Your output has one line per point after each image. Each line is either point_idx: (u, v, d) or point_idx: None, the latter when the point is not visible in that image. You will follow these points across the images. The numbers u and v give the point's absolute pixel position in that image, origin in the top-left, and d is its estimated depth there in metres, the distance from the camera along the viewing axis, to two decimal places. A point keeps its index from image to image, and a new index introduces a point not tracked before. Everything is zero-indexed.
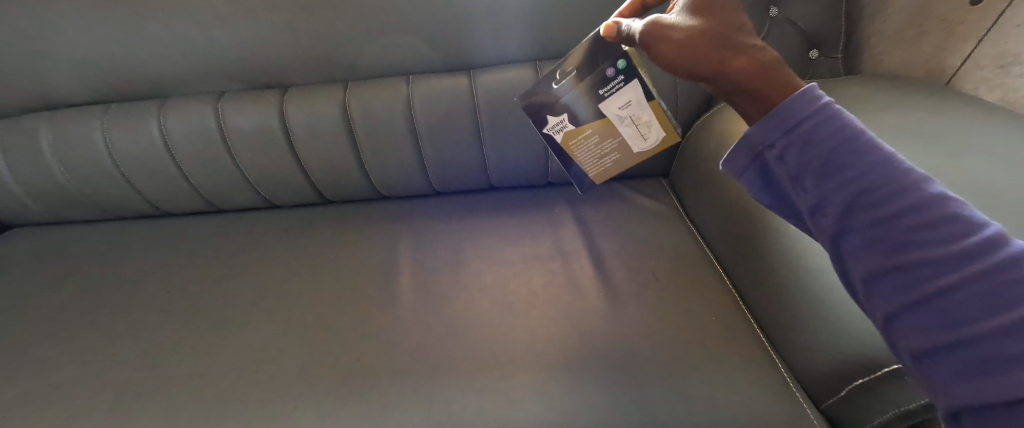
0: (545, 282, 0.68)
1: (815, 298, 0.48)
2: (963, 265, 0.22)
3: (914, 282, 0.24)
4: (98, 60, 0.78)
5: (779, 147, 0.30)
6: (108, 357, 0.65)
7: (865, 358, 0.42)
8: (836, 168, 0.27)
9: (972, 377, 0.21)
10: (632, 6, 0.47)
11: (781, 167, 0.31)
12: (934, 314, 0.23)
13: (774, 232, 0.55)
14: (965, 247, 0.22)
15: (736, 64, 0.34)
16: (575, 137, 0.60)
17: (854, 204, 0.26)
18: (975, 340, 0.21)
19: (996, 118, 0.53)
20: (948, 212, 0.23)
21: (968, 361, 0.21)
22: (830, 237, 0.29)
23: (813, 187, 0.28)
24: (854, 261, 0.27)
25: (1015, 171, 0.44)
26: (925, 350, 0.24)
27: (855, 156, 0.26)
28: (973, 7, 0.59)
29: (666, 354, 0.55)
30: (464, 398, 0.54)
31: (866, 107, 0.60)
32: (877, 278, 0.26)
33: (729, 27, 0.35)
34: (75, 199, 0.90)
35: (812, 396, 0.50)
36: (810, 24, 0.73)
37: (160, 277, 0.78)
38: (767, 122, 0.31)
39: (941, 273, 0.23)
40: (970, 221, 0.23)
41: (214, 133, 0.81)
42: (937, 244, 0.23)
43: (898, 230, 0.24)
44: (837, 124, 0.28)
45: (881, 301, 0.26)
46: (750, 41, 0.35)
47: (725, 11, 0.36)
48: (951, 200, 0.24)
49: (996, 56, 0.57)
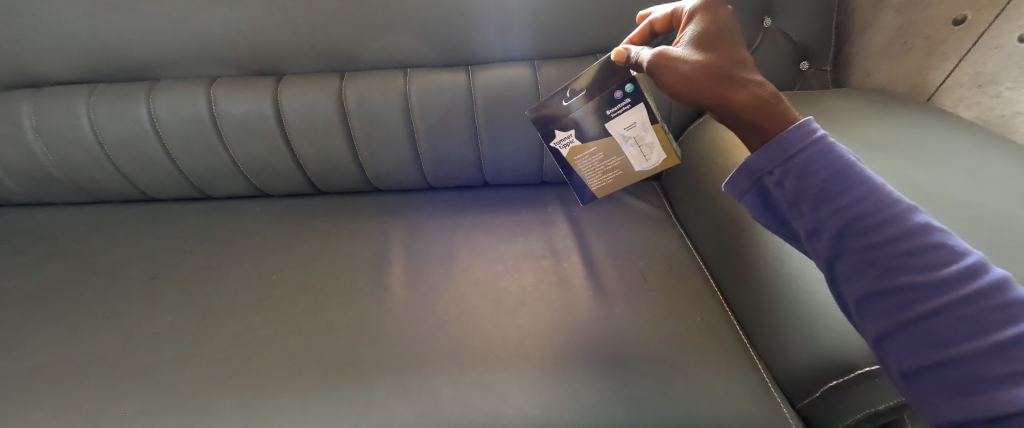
0: (536, 279, 0.68)
1: (796, 302, 0.50)
2: (947, 290, 0.24)
3: (902, 304, 0.26)
4: (85, 37, 0.76)
5: (778, 174, 0.32)
6: (89, 342, 0.63)
7: (841, 361, 0.43)
8: (831, 196, 0.29)
9: (958, 394, 0.22)
10: (642, 33, 0.49)
11: (780, 193, 0.32)
12: (920, 334, 0.25)
13: (760, 237, 0.57)
14: (946, 273, 0.24)
15: (736, 98, 0.36)
16: (579, 152, 0.61)
17: (847, 229, 0.28)
18: (960, 360, 0.23)
19: (972, 134, 0.55)
20: (932, 241, 0.26)
21: (955, 379, 0.23)
22: (825, 259, 0.30)
23: (810, 213, 0.30)
24: (847, 283, 0.29)
25: (987, 186, 0.47)
26: (913, 369, 0.25)
27: (849, 186, 0.28)
28: (956, 27, 0.61)
29: (652, 352, 0.57)
30: (453, 391, 0.54)
31: (851, 119, 0.62)
32: (867, 299, 0.28)
33: (730, 63, 0.37)
34: (55, 179, 0.87)
35: (790, 397, 0.52)
36: (803, 35, 0.75)
37: (145, 264, 0.77)
38: (767, 150, 0.32)
39: (926, 297, 0.25)
40: (952, 250, 0.25)
41: (203, 117, 0.79)
42: (922, 270, 0.25)
43: (888, 256, 0.26)
44: (831, 155, 0.30)
45: (871, 321, 0.28)
46: (750, 77, 0.37)
47: (728, 46, 0.38)
48: (934, 229, 0.26)
49: (975, 76, 0.60)
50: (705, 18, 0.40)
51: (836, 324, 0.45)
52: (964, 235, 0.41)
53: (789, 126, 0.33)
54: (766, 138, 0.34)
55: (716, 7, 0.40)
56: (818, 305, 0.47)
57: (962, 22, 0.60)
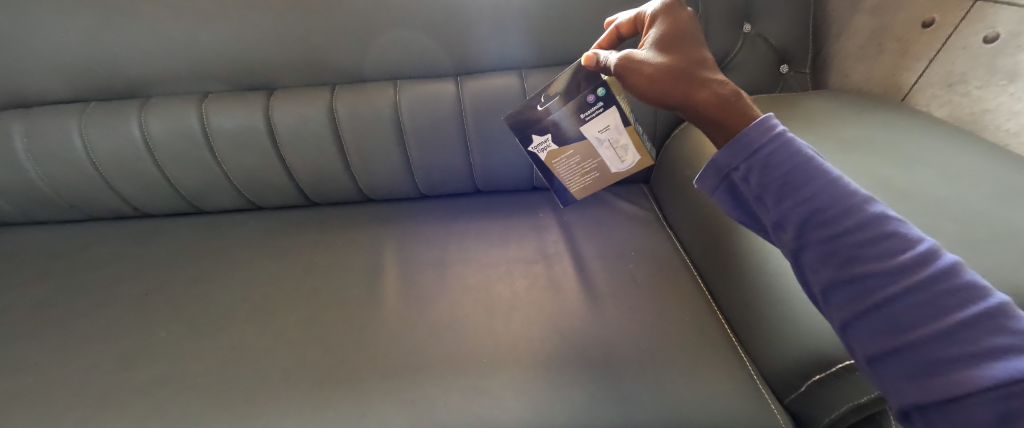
0: (528, 284, 0.69)
1: (778, 298, 0.51)
2: (902, 277, 0.26)
3: (862, 291, 0.27)
4: (77, 57, 0.76)
5: (743, 169, 0.33)
6: (82, 360, 0.63)
7: (823, 356, 0.44)
8: (793, 189, 0.30)
9: (917, 377, 0.24)
10: (609, 38, 0.51)
11: (746, 187, 0.34)
12: (880, 320, 0.26)
13: (743, 237, 0.58)
14: (900, 261, 0.26)
15: (700, 97, 0.37)
16: (557, 156, 0.62)
17: (808, 221, 0.30)
18: (917, 344, 0.24)
19: (946, 132, 0.57)
20: (886, 230, 0.27)
21: (913, 363, 0.24)
22: (791, 250, 0.32)
23: (774, 206, 0.31)
24: (813, 273, 0.30)
25: (957, 182, 0.48)
26: (877, 355, 0.26)
27: (808, 180, 0.30)
28: (926, 29, 0.63)
29: (642, 353, 0.57)
30: (446, 396, 0.55)
31: (830, 120, 0.64)
32: (831, 288, 0.29)
33: (692, 63, 0.39)
34: (47, 197, 0.87)
35: (777, 393, 0.53)
36: (782, 39, 0.78)
37: (138, 280, 0.77)
38: (732, 147, 0.34)
39: (883, 284, 0.26)
40: (905, 239, 0.27)
41: (196, 132, 0.80)
42: (879, 258, 0.27)
43: (847, 246, 0.28)
44: (791, 150, 0.31)
45: (837, 308, 0.29)
46: (712, 76, 0.38)
47: (691, 48, 0.40)
48: (889, 219, 0.28)
49: (945, 76, 0.62)
50: (666, 21, 0.42)
51: (815, 319, 0.46)
52: (936, 229, 0.42)
53: (750, 123, 0.35)
54: (730, 134, 0.36)
55: (676, 10, 0.42)
56: (799, 300, 0.48)
57: (931, 24, 0.63)
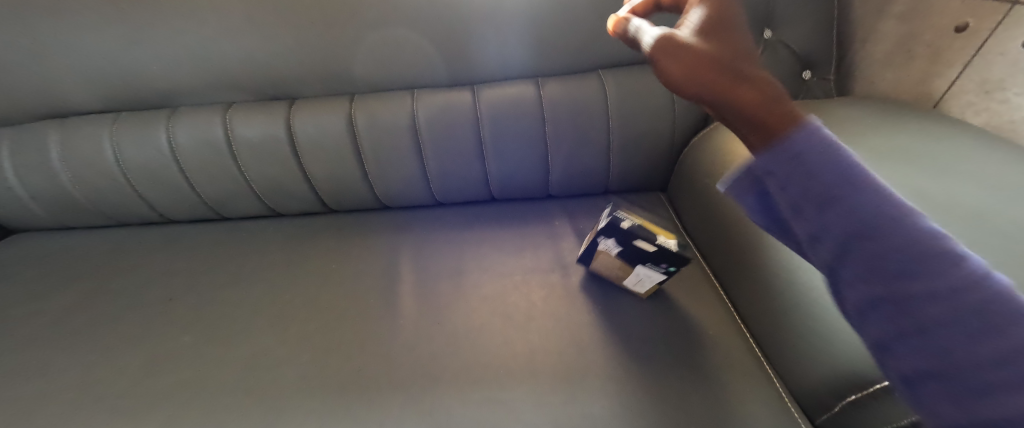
0: (544, 294, 0.69)
1: (807, 313, 0.49)
2: (953, 300, 0.20)
3: (905, 313, 0.21)
4: (108, 70, 0.79)
5: (778, 174, 0.25)
6: (109, 364, 0.65)
7: (858, 375, 0.43)
8: (836, 198, 0.23)
9: (960, 400, 0.20)
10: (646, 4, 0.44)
11: (778, 193, 0.26)
12: (928, 346, 0.21)
13: (768, 248, 0.57)
14: (957, 281, 0.20)
15: (739, 93, 0.27)
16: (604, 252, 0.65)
17: (853, 234, 0.23)
18: (969, 374, 0.19)
19: (984, 140, 0.55)
20: (939, 247, 0.21)
21: (961, 388, 0.20)
22: (827, 265, 0.25)
23: (813, 216, 0.24)
24: (848, 288, 0.24)
25: (998, 194, 0.46)
26: (916, 375, 0.22)
27: (851, 184, 0.23)
28: (959, 34, 0.61)
29: (663, 367, 0.56)
30: (464, 408, 0.54)
31: (857, 127, 0.62)
32: (872, 307, 0.23)
33: (732, 52, 0.29)
34: (78, 204, 0.91)
35: (807, 410, 0.51)
36: (805, 46, 0.76)
37: (163, 285, 0.79)
38: (762, 145, 0.26)
39: (934, 308, 0.20)
40: (958, 255, 0.20)
41: (220, 141, 0.82)
42: (932, 279, 0.21)
43: (895, 264, 0.22)
44: (832, 149, 0.24)
45: (875, 327, 0.23)
46: (756, 70, 0.28)
47: (732, 33, 0.30)
48: (943, 233, 0.21)
49: (981, 83, 0.60)
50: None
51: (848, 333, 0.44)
52: (978, 246, 0.41)
53: (800, 124, 0.25)
54: (771, 138, 0.26)
55: None
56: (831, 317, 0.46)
57: (965, 29, 0.60)
